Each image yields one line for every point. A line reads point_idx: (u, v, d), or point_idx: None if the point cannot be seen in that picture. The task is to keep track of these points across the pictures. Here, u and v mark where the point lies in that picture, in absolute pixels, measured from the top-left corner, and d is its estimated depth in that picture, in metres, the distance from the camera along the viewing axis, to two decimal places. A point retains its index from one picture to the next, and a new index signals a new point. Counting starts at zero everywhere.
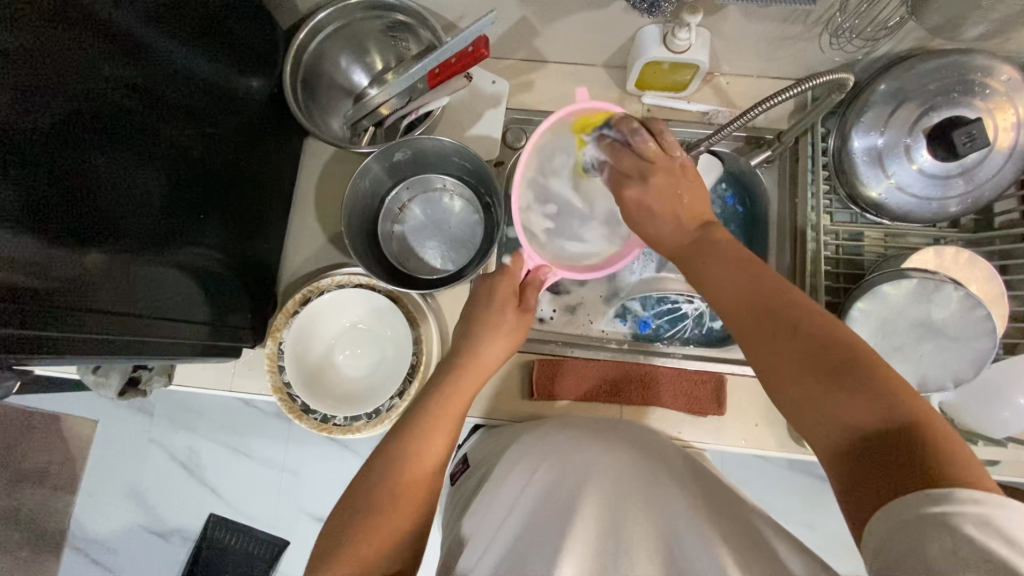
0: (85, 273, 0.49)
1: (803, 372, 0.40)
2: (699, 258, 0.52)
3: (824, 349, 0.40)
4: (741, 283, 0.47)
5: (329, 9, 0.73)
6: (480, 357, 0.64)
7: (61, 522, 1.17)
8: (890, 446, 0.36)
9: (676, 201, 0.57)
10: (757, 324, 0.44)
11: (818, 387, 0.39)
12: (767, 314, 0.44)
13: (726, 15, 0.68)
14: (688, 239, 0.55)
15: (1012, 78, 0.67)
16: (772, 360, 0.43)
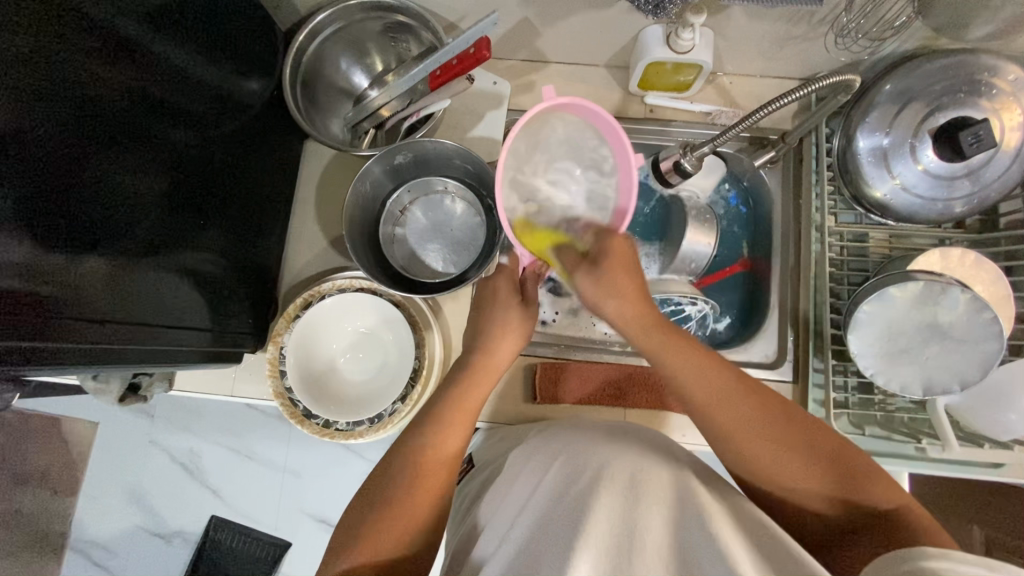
0: (84, 280, 0.49)
1: (792, 460, 0.47)
2: (669, 343, 0.53)
3: (806, 439, 0.48)
4: (717, 378, 0.51)
5: (328, 11, 0.72)
6: (490, 356, 0.62)
7: (63, 525, 1.16)
8: (876, 519, 0.44)
9: (631, 278, 0.56)
10: (743, 414, 0.49)
11: (805, 471, 0.46)
12: (746, 404, 0.49)
13: (729, 15, 0.68)
14: (648, 315, 0.55)
15: (1018, 78, 0.66)
16: (758, 453, 0.48)
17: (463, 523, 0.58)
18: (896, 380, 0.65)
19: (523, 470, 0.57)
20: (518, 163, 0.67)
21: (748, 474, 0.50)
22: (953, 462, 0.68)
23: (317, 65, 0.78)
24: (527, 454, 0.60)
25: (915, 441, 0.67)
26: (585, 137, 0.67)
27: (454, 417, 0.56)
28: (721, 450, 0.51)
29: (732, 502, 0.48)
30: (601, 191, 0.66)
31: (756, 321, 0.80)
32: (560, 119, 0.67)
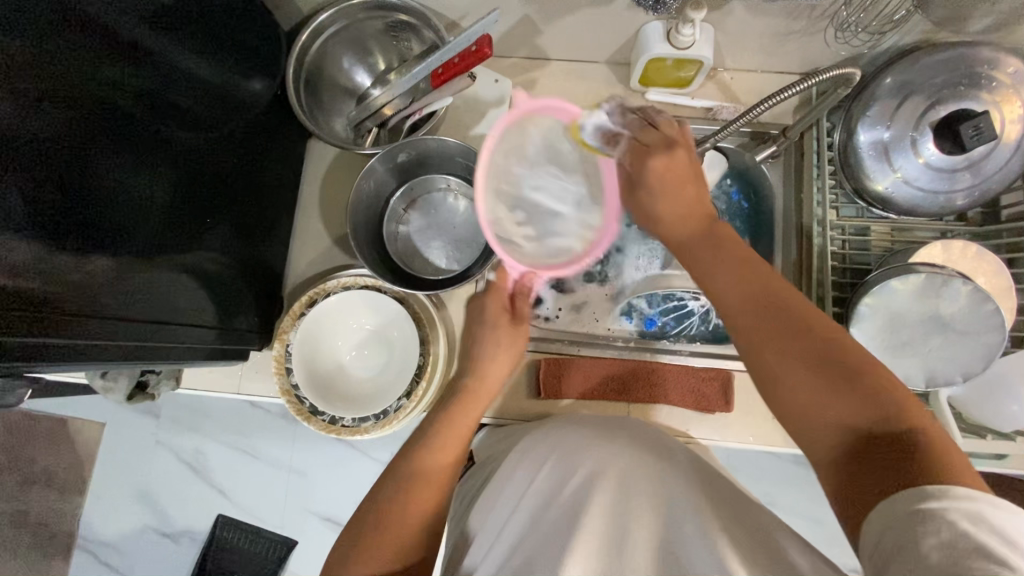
0: (91, 279, 0.50)
1: (813, 378, 0.42)
2: (705, 249, 0.52)
3: (834, 354, 0.42)
4: (747, 284, 0.48)
5: (331, 11, 0.73)
6: (485, 376, 0.66)
7: (71, 525, 1.17)
8: (892, 451, 0.37)
9: (677, 192, 0.55)
10: (767, 323, 0.45)
11: (824, 387, 0.41)
12: (776, 311, 0.45)
13: (729, 11, 0.68)
14: (695, 226, 0.54)
15: (1018, 70, 0.66)
16: (776, 364, 0.44)
17: (468, 511, 0.59)
18: (898, 372, 0.65)
19: (523, 462, 0.57)
20: (499, 174, 0.72)
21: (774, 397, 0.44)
22: (956, 454, 0.68)
23: (319, 65, 0.78)
24: (525, 448, 0.60)
25: None
26: (563, 143, 0.72)
27: (450, 429, 0.60)
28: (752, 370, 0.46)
29: (723, 499, 0.49)
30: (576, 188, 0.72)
31: None
32: (530, 127, 0.73)
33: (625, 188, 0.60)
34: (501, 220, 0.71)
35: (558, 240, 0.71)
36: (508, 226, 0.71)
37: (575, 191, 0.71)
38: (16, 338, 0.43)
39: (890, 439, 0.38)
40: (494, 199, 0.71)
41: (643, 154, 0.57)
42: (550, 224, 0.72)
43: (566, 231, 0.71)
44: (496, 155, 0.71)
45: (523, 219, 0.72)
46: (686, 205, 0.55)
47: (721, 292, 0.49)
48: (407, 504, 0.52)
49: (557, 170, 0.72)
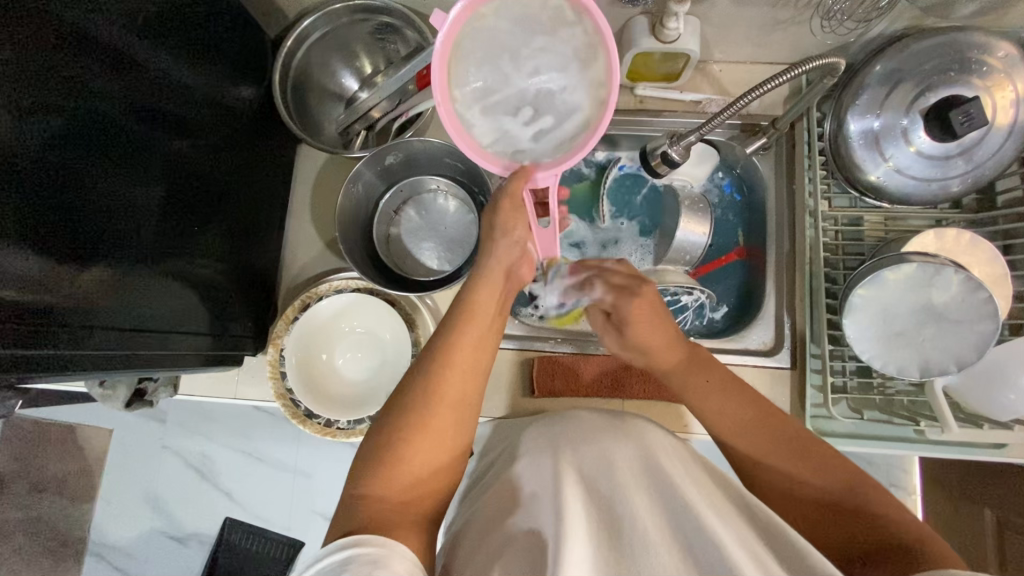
0: (86, 288, 0.50)
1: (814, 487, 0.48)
2: (696, 376, 0.57)
3: (828, 462, 0.49)
4: (744, 413, 0.53)
5: (316, 15, 0.73)
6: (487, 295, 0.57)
7: (82, 530, 1.19)
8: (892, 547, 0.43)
9: (659, 325, 0.58)
10: (773, 449, 0.51)
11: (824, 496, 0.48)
12: (771, 431, 0.52)
13: (714, 2, 0.67)
14: (679, 354, 0.58)
15: (1010, 54, 0.66)
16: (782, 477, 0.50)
17: (466, 512, 0.57)
18: (892, 363, 0.65)
19: (518, 462, 0.56)
20: (480, 94, 0.53)
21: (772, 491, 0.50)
22: (954, 444, 0.68)
23: (306, 69, 0.78)
24: (521, 445, 0.59)
25: (914, 423, 0.67)
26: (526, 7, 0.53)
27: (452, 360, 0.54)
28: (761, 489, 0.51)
29: (724, 493, 0.48)
30: (579, 42, 0.53)
31: (753, 309, 0.79)
32: (491, 16, 0.53)
33: (612, 332, 0.62)
34: (517, 134, 0.54)
35: (569, 122, 0.54)
36: (514, 131, 0.54)
37: (568, 49, 0.53)
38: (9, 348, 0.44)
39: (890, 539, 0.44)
40: (490, 122, 0.54)
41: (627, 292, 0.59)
42: (557, 106, 0.54)
43: (573, 102, 0.54)
44: (462, 67, 0.53)
45: (530, 120, 0.54)
46: (665, 342, 0.59)
47: (716, 415, 0.54)
48: (396, 482, 0.49)
49: (534, 41, 0.53)
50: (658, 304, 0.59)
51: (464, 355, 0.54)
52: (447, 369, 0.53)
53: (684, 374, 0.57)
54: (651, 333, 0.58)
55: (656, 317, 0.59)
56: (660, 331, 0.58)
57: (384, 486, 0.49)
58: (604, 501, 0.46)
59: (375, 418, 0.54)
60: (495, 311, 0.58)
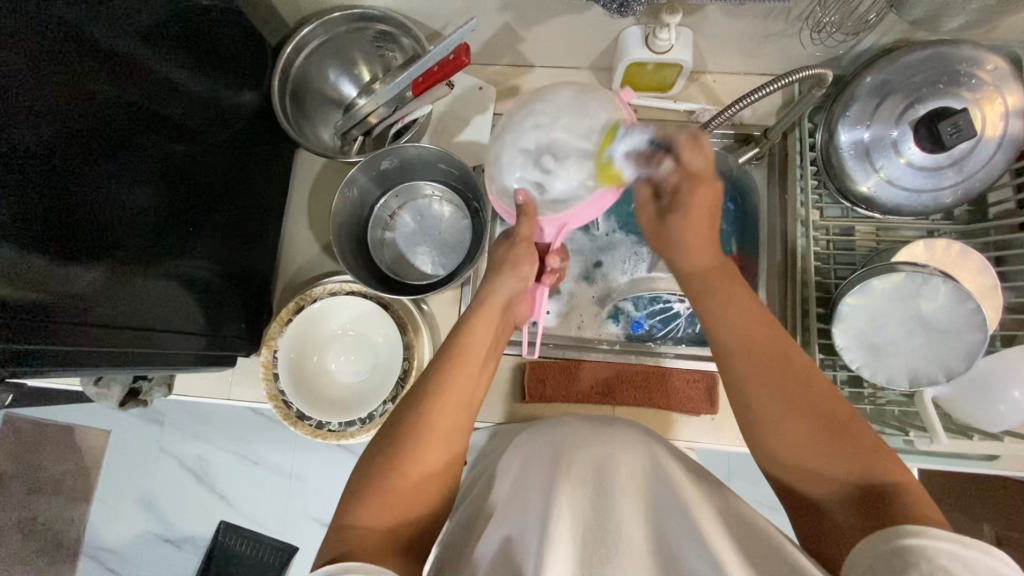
0: (84, 286, 0.51)
1: (813, 430, 0.46)
2: (717, 290, 0.56)
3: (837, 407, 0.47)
4: (758, 328, 0.52)
5: (314, 24, 0.74)
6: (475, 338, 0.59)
7: (77, 531, 1.19)
8: (865, 495, 0.43)
9: (702, 227, 0.59)
10: (774, 376, 0.49)
11: (815, 435, 0.46)
12: (779, 365, 0.50)
13: (705, 14, 0.69)
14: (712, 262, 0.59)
15: (999, 68, 0.66)
16: (775, 414, 0.48)
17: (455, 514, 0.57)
18: (882, 372, 0.65)
19: (508, 471, 0.56)
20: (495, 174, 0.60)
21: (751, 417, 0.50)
22: (944, 455, 0.67)
23: (305, 76, 0.80)
24: (512, 452, 0.60)
25: (904, 433, 0.67)
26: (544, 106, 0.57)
27: (448, 393, 0.54)
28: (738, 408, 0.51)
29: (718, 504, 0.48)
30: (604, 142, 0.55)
31: None
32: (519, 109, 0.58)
33: (650, 209, 0.62)
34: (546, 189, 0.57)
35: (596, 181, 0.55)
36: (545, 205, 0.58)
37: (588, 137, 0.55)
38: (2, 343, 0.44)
39: (868, 491, 0.43)
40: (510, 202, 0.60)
41: (681, 186, 0.59)
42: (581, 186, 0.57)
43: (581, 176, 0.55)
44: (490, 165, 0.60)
45: (551, 169, 0.56)
46: (705, 243, 0.59)
47: (731, 338, 0.53)
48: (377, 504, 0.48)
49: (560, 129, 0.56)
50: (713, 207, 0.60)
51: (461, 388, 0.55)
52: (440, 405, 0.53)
53: (713, 283, 0.57)
54: (691, 233, 0.59)
55: (705, 225, 0.59)
56: (703, 231, 0.59)
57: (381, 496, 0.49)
58: (592, 512, 0.46)
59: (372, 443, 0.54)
60: (488, 339, 0.60)
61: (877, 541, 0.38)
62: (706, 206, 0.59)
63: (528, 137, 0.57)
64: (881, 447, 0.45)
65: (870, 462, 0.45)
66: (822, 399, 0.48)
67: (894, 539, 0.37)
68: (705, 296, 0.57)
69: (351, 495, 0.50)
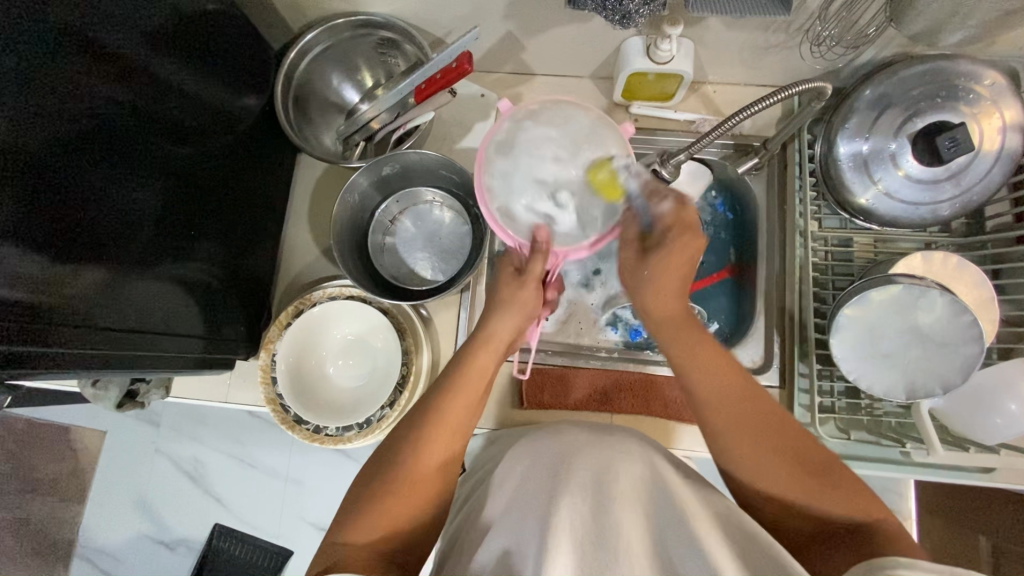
0: (80, 288, 0.51)
1: (791, 473, 0.47)
2: (689, 333, 0.56)
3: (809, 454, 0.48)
4: (726, 375, 0.52)
5: (318, 30, 0.75)
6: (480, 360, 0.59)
7: (70, 532, 1.19)
8: (851, 534, 0.44)
9: (679, 266, 0.57)
10: (745, 421, 0.50)
11: (799, 479, 0.47)
12: (753, 403, 0.51)
13: (707, 25, 0.69)
14: (678, 310, 0.57)
15: (997, 83, 0.67)
16: (753, 455, 0.49)
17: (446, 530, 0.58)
18: (879, 385, 0.65)
19: (504, 478, 0.56)
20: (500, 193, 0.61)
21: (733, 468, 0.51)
22: (941, 467, 0.68)
23: (308, 81, 0.80)
24: (510, 460, 0.60)
25: (900, 445, 0.67)
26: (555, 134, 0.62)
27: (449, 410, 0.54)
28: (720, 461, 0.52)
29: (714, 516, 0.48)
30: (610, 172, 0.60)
31: (744, 326, 0.80)
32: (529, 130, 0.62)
33: (633, 251, 0.59)
34: (555, 222, 0.60)
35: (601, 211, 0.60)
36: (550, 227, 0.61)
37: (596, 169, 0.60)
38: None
39: (851, 529, 0.45)
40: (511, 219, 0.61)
41: (670, 232, 0.56)
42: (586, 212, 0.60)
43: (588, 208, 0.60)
44: (490, 178, 0.61)
45: (563, 201, 0.60)
46: (677, 292, 0.57)
47: (700, 385, 0.53)
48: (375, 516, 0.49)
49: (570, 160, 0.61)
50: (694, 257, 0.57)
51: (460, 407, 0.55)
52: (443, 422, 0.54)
53: (678, 334, 0.56)
54: (665, 283, 0.57)
55: (681, 273, 0.57)
56: (675, 282, 0.57)
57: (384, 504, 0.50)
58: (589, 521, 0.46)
59: (371, 459, 0.55)
60: (487, 375, 0.58)
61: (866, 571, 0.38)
62: (689, 253, 0.56)
63: (547, 170, 0.61)
64: (860, 485, 0.47)
65: (850, 498, 0.46)
66: (795, 445, 0.49)
67: (883, 569, 0.37)
68: (673, 344, 0.56)
69: (353, 503, 0.51)
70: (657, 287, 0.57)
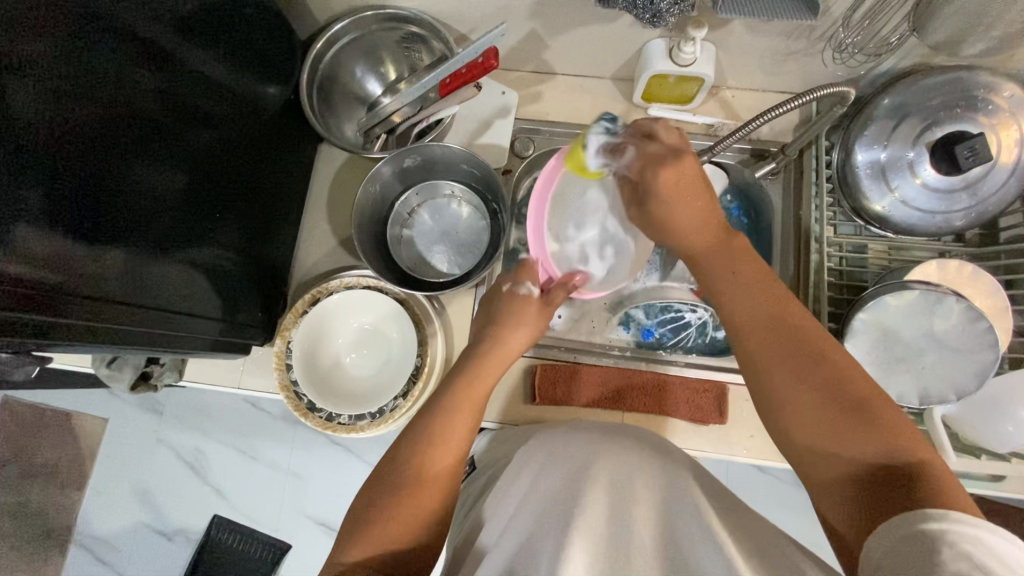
0: (102, 268, 0.51)
1: (827, 407, 0.44)
2: (728, 261, 0.54)
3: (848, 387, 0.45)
4: (770, 303, 0.50)
5: (346, 21, 0.76)
6: (503, 348, 0.64)
7: (68, 519, 1.18)
8: (890, 478, 0.41)
9: (694, 203, 0.56)
10: (783, 346, 0.48)
11: (833, 420, 0.44)
12: (791, 335, 0.48)
13: (730, 30, 0.70)
14: (715, 234, 0.56)
15: (1015, 95, 0.68)
16: (788, 387, 0.46)
17: (456, 534, 0.58)
18: (893, 389, 0.65)
19: (522, 470, 0.57)
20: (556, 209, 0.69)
21: (768, 402, 0.48)
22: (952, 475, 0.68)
23: (332, 71, 0.81)
24: (524, 454, 0.60)
25: None
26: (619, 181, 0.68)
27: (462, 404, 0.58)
28: (754, 385, 0.50)
29: (736, 516, 0.48)
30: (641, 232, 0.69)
31: None
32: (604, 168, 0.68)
33: (631, 203, 0.60)
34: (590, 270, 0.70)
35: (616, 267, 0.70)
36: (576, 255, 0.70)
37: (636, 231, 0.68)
38: (18, 319, 0.45)
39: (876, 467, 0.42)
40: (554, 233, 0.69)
41: (649, 163, 0.57)
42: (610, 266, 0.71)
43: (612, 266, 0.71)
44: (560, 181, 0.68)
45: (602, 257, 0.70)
46: (700, 220, 0.56)
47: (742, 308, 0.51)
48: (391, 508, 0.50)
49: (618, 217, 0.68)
50: (697, 174, 0.57)
51: (468, 400, 0.58)
52: (456, 415, 0.56)
53: (721, 256, 0.55)
54: (680, 205, 0.57)
55: (706, 202, 0.57)
56: (694, 204, 0.57)
57: (399, 496, 0.51)
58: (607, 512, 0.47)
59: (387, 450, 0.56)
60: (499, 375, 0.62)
61: (898, 524, 0.37)
62: (693, 168, 0.56)
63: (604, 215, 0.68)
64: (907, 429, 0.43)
65: (894, 442, 0.42)
66: (838, 380, 0.45)
67: (915, 524, 0.37)
68: (714, 277, 0.54)
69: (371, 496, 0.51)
70: (676, 222, 0.57)
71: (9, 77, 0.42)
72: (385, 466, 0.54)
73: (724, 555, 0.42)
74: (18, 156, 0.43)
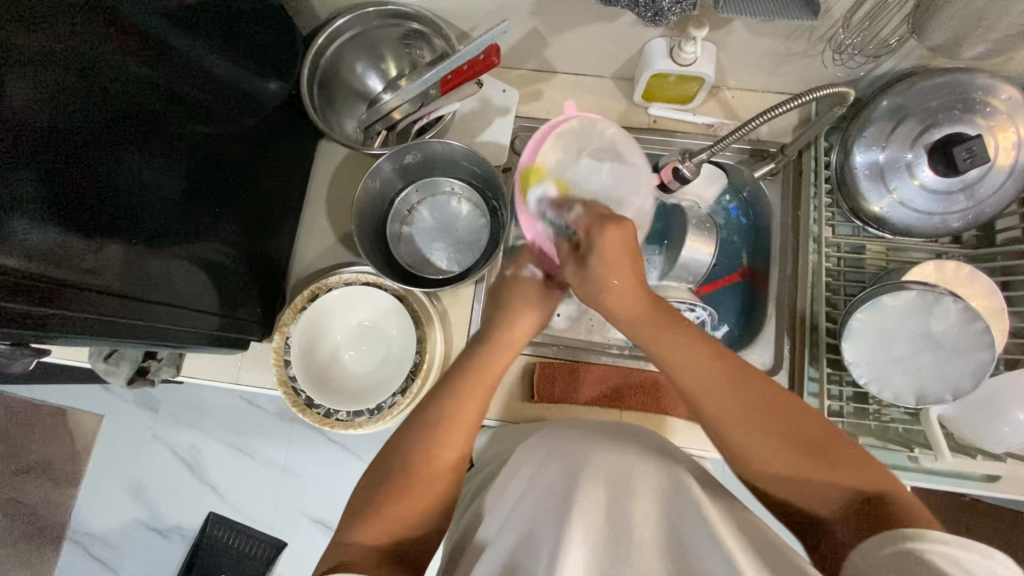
0: (100, 262, 0.51)
1: (787, 454, 0.47)
2: (656, 331, 0.55)
3: (801, 433, 0.47)
4: (706, 364, 0.51)
5: (347, 16, 0.75)
6: (507, 336, 0.62)
7: (62, 516, 1.17)
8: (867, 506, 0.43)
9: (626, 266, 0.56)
10: (733, 407, 0.49)
11: (798, 464, 0.46)
12: (738, 394, 0.49)
13: (731, 30, 0.70)
14: (644, 298, 0.56)
15: (1012, 97, 0.68)
16: (750, 444, 0.48)
17: (454, 529, 0.58)
18: (890, 389, 0.66)
19: (521, 468, 0.57)
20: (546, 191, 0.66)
21: (737, 457, 0.49)
22: (948, 475, 0.68)
23: (333, 67, 0.81)
24: (524, 452, 0.60)
25: (908, 450, 0.67)
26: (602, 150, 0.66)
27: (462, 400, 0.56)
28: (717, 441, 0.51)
29: (736, 515, 0.48)
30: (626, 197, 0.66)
31: (754, 329, 0.80)
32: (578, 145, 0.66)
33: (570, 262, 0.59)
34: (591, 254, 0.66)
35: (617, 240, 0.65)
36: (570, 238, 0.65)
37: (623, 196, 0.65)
38: (12, 311, 0.44)
39: (849, 495, 0.44)
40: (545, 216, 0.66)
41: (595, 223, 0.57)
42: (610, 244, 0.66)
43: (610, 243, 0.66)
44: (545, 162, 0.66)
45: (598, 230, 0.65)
46: (634, 285, 0.56)
47: (681, 374, 0.52)
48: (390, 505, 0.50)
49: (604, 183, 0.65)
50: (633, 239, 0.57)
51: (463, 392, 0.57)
52: (449, 406, 0.55)
53: (649, 326, 0.55)
54: (621, 272, 0.56)
55: (635, 266, 0.57)
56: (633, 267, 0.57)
57: (399, 492, 0.51)
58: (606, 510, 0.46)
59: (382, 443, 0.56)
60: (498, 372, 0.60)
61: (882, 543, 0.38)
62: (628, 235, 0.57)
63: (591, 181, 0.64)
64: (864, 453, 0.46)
65: (858, 472, 0.45)
66: (790, 425, 0.47)
67: (901, 541, 0.37)
68: (655, 343, 0.55)
69: (370, 492, 0.51)
70: (613, 284, 0.56)
71: (10, 70, 0.42)
72: (384, 463, 0.53)
73: (727, 554, 0.41)
74: (13, 149, 0.43)
